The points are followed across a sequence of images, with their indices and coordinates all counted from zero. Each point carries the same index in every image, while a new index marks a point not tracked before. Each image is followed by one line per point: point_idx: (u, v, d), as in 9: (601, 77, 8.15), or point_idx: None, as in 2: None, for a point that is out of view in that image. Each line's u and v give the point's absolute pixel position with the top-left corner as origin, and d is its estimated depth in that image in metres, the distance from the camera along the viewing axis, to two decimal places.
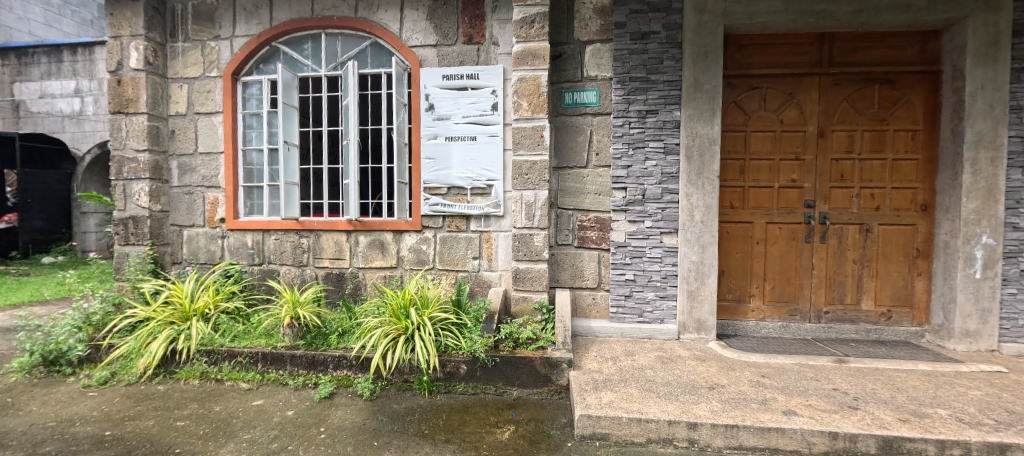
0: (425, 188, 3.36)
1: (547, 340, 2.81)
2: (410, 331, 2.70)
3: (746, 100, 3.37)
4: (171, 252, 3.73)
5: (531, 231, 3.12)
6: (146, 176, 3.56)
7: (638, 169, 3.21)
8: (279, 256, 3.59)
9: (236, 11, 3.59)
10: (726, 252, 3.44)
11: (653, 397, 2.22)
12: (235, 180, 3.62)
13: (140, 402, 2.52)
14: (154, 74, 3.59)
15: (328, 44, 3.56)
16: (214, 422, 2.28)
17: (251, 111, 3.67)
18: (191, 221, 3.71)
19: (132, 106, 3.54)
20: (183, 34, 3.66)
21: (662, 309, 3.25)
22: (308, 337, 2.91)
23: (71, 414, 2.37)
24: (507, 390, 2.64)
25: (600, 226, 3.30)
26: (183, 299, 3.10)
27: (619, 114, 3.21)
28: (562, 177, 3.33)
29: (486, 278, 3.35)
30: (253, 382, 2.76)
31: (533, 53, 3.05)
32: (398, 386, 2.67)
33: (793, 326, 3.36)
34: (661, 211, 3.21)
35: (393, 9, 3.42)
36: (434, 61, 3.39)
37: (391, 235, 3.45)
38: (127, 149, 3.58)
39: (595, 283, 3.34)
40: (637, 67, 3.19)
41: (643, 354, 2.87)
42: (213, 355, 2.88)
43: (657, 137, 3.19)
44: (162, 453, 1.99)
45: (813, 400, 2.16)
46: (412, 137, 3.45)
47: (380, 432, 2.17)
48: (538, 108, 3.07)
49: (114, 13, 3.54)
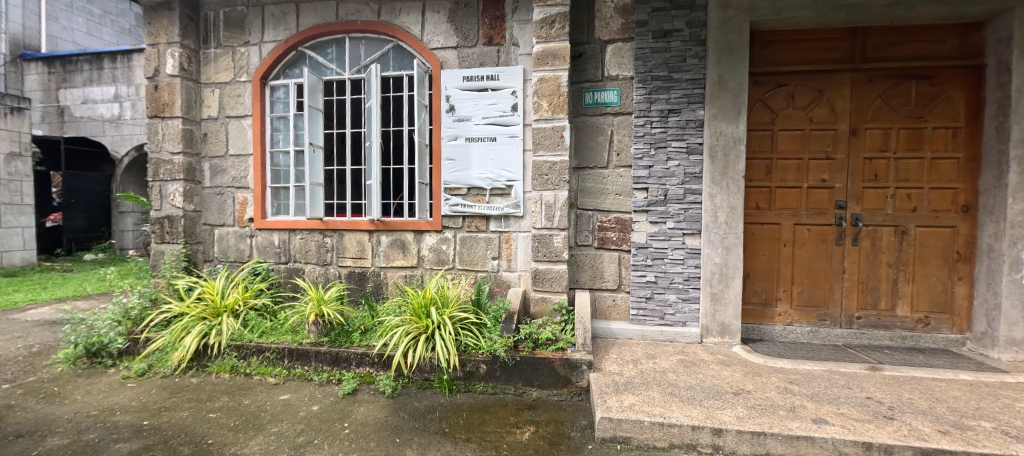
0: (446, 188, 3.40)
1: (567, 341, 2.80)
2: (431, 330, 2.73)
3: (772, 97, 3.27)
4: (203, 250, 3.89)
5: (551, 231, 3.12)
6: (180, 178, 3.72)
7: (660, 169, 3.16)
8: (304, 255, 3.69)
9: (264, 17, 3.71)
10: (751, 255, 3.35)
11: (676, 401, 2.18)
12: (263, 181, 3.74)
13: (175, 394, 2.63)
14: (188, 79, 3.75)
15: (352, 48, 3.64)
16: (244, 415, 2.36)
17: (278, 114, 3.78)
18: (222, 221, 3.85)
19: (168, 111, 3.71)
20: (215, 40, 3.81)
21: (684, 312, 3.19)
22: (332, 334, 2.98)
23: (112, 403, 2.50)
24: (527, 390, 2.64)
25: (621, 227, 3.26)
26: (214, 295, 3.22)
27: (641, 113, 3.17)
28: (581, 177, 3.31)
29: (506, 279, 3.36)
30: (280, 377, 2.85)
31: (553, 53, 3.04)
32: (419, 384, 2.71)
33: (822, 332, 3.25)
34: (684, 211, 3.15)
35: (415, 12, 3.47)
36: (454, 63, 3.42)
37: (412, 235, 3.50)
38: (163, 151, 3.75)
39: (615, 285, 3.31)
40: (659, 66, 3.14)
41: (665, 357, 2.82)
42: (242, 350, 2.99)
43: (680, 137, 3.14)
44: (196, 444, 2.08)
45: (846, 409, 2.08)
46: (433, 138, 3.48)
47: (402, 429, 2.20)
48: (558, 108, 3.06)
49: (152, 21, 3.71)
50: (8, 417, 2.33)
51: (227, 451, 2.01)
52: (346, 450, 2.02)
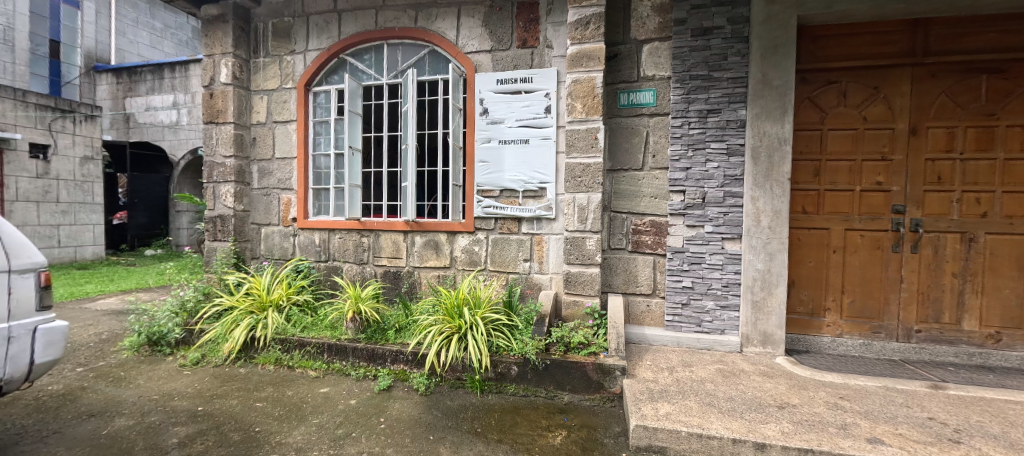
0: (479, 190, 3.44)
1: (599, 346, 2.75)
2: (463, 330, 2.77)
3: (822, 96, 3.10)
4: (251, 248, 4.12)
5: (584, 234, 3.08)
6: (232, 179, 3.96)
7: (698, 171, 3.06)
8: (342, 254, 3.84)
9: (309, 27, 3.90)
10: (797, 261, 3.18)
11: (714, 412, 2.10)
12: (306, 182, 3.92)
13: (226, 383, 2.81)
14: (240, 87, 3.99)
15: (390, 54, 3.76)
16: (287, 405, 2.48)
17: (320, 118, 3.95)
18: (268, 220, 4.06)
19: (221, 117, 3.95)
20: (264, 50, 4.03)
21: (723, 319, 3.07)
22: (369, 331, 3.08)
23: (171, 389, 2.69)
24: (558, 394, 2.62)
25: (656, 230, 3.19)
26: (261, 291, 3.40)
27: (678, 114, 3.09)
28: (615, 179, 3.26)
29: (537, 281, 3.35)
30: (320, 370, 2.97)
31: (588, 54, 3.01)
32: (451, 383, 2.75)
33: (876, 345, 3.04)
34: (723, 215, 3.03)
35: (450, 18, 3.54)
36: (488, 66, 3.45)
37: (446, 236, 3.56)
38: (217, 155, 4.01)
39: (650, 290, 3.23)
40: (698, 64, 3.05)
41: (702, 366, 2.72)
42: (286, 344, 3.13)
43: (719, 138, 3.03)
44: (245, 430, 2.20)
45: (905, 429, 1.93)
46: (466, 141, 3.53)
47: (435, 427, 2.24)
48: (592, 110, 3.03)
49: (209, 34, 3.98)
50: (82, 398, 2.56)
51: (272, 440, 2.12)
52: (381, 444, 2.07)
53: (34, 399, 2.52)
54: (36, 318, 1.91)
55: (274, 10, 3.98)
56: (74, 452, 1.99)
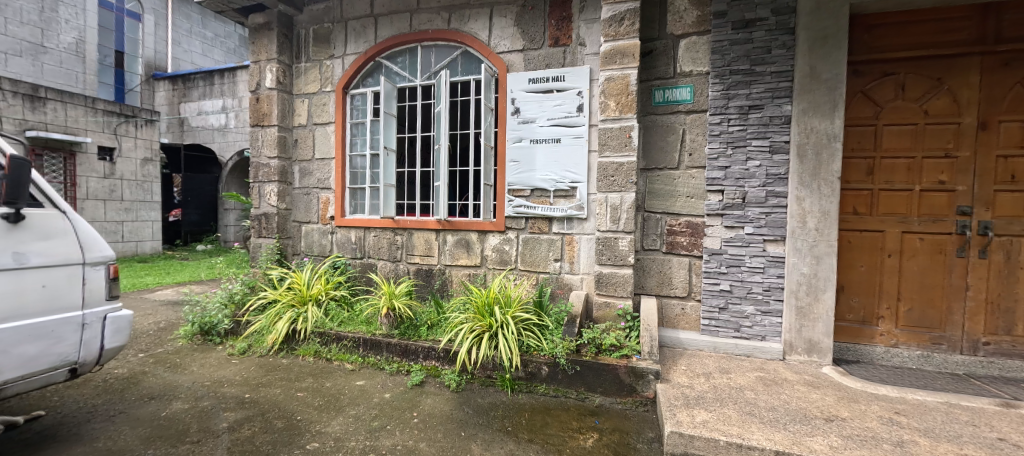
0: (510, 190, 3.45)
1: (632, 348, 2.69)
2: (494, 329, 2.79)
3: (876, 89, 2.90)
4: (292, 244, 4.31)
5: (616, 235, 3.03)
6: (275, 179, 4.17)
7: (738, 170, 2.93)
8: (377, 252, 3.95)
9: (347, 32, 4.03)
10: (846, 266, 2.99)
11: (755, 422, 2.01)
12: (343, 182, 4.06)
13: (270, 372, 2.96)
14: (284, 91, 4.18)
15: (423, 56, 3.83)
16: (326, 396, 2.58)
17: (357, 120, 4.08)
18: (308, 219, 4.24)
19: (267, 120, 4.17)
20: (305, 55, 4.21)
21: (763, 325, 2.93)
22: (402, 327, 3.16)
23: (220, 376, 2.86)
24: (589, 396, 2.59)
25: (692, 231, 3.09)
26: (302, 285, 3.56)
27: (717, 110, 2.97)
28: (649, 178, 3.19)
29: (568, 282, 3.32)
30: (356, 364, 3.07)
31: (622, 51, 2.96)
32: (481, 381, 2.78)
33: (936, 358, 2.81)
34: (765, 216, 2.89)
35: (483, 19, 3.56)
36: (520, 65, 3.45)
37: (477, 235, 3.59)
38: (262, 156, 4.22)
39: (685, 292, 3.13)
40: (739, 59, 2.92)
41: (741, 373, 2.61)
42: (324, 337, 3.27)
43: (761, 135, 2.89)
44: (288, 418, 2.31)
45: (971, 450, 1.78)
46: (498, 140, 3.54)
47: (467, 424, 2.27)
48: (626, 108, 2.97)
49: (255, 41, 4.20)
50: (143, 381, 2.76)
51: (312, 428, 2.21)
52: (414, 438, 2.12)
53: (103, 381, 2.75)
54: (106, 306, 2.08)
55: (315, 17, 4.16)
56: (137, 431, 2.16)
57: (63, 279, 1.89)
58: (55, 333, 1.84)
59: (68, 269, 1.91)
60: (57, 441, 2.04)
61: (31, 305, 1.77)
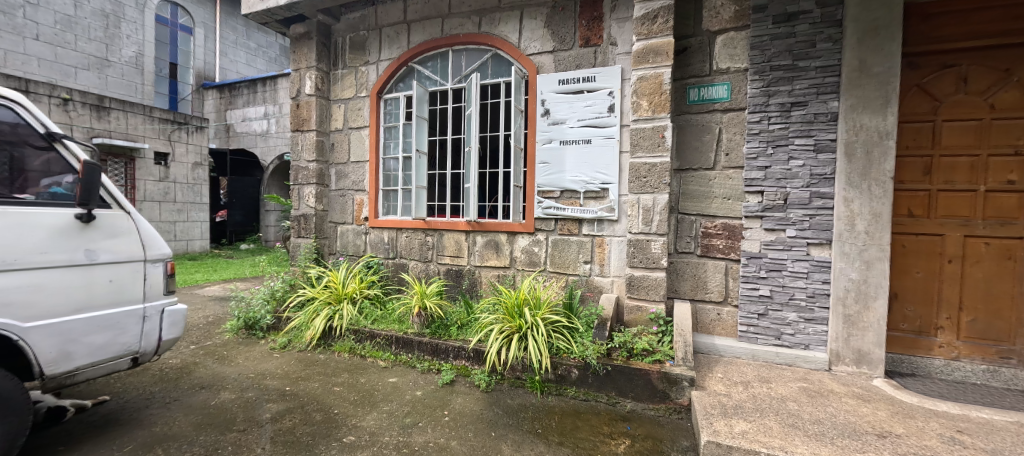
0: (540, 191, 3.44)
1: (664, 354, 2.63)
2: (524, 330, 2.79)
3: (934, 82, 2.71)
4: (328, 244, 4.48)
5: (649, 237, 2.96)
6: (314, 182, 4.35)
7: (779, 170, 2.81)
8: (408, 252, 4.04)
9: (382, 39, 4.16)
10: (900, 271, 2.80)
11: (798, 435, 1.91)
12: (377, 184, 4.18)
13: (308, 367, 3.08)
14: (322, 97, 4.36)
15: (454, 59, 3.89)
16: (361, 391, 2.67)
17: (390, 123, 4.18)
18: (344, 219, 4.39)
19: (306, 125, 4.36)
20: (342, 62, 4.37)
21: (807, 333, 2.79)
22: (433, 327, 3.22)
23: (263, 369, 3.01)
24: (620, 401, 2.54)
25: (729, 234, 2.98)
26: (337, 284, 3.69)
27: (756, 108, 2.86)
28: (683, 179, 3.10)
29: (598, 284, 3.28)
30: (389, 361, 3.15)
31: (655, 49, 2.90)
32: (511, 381, 2.79)
33: (1005, 374, 2.58)
34: (809, 218, 2.75)
35: (513, 21, 3.59)
36: (550, 66, 3.45)
37: (506, 236, 3.61)
38: (302, 159, 4.41)
39: (721, 297, 3.03)
40: (780, 54, 2.80)
41: (782, 383, 2.49)
42: (359, 334, 3.37)
43: (805, 133, 2.75)
44: (326, 411, 2.40)
45: None
46: (528, 142, 3.53)
47: (497, 424, 2.28)
48: (659, 107, 2.91)
49: (296, 50, 4.40)
50: (195, 371, 2.95)
51: (348, 422, 2.28)
52: (445, 436, 2.15)
53: (159, 370, 2.95)
54: (163, 300, 2.22)
55: (351, 25, 4.31)
56: (189, 418, 2.30)
57: (126, 274, 2.05)
58: (120, 324, 2.00)
59: (131, 265, 2.07)
60: (121, 425, 2.21)
61: (99, 298, 1.94)
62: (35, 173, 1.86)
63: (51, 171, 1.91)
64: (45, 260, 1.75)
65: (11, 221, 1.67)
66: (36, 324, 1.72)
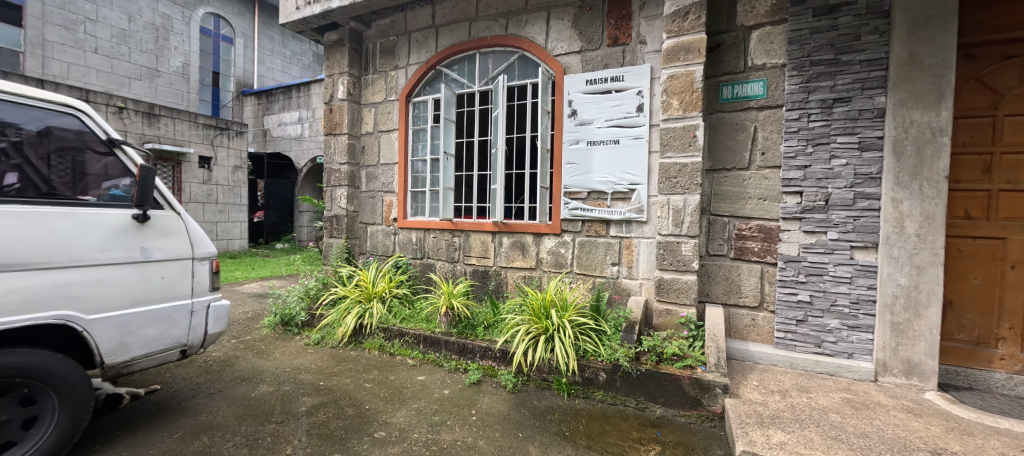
0: (567, 192, 3.42)
1: (696, 359, 2.55)
2: (550, 332, 2.78)
3: (995, 74, 2.52)
4: (359, 244, 4.60)
5: (679, 239, 2.89)
6: (345, 184, 4.49)
7: (820, 169, 2.68)
8: (436, 252, 4.11)
9: (411, 43, 4.25)
10: (956, 277, 2.62)
11: (842, 448, 1.82)
12: (405, 185, 4.26)
13: (340, 363, 3.18)
14: (353, 102, 4.50)
15: (481, 62, 3.92)
16: (391, 388, 2.73)
17: (419, 126, 4.27)
18: (374, 220, 4.51)
19: (339, 128, 4.51)
20: (372, 67, 4.50)
21: (850, 341, 2.64)
22: (460, 326, 3.26)
23: (299, 364, 3.13)
24: (650, 406, 2.49)
25: (765, 236, 2.87)
26: (368, 283, 3.79)
27: (794, 105, 2.75)
28: (716, 180, 3.01)
29: (626, 286, 3.23)
30: (417, 359, 3.21)
31: (686, 46, 2.83)
32: (537, 383, 2.78)
33: None
34: (852, 220, 2.61)
35: (540, 22, 3.59)
36: (578, 67, 3.42)
37: (532, 237, 3.61)
38: (334, 162, 4.56)
39: (756, 302, 2.92)
40: (821, 48, 2.68)
41: (823, 393, 2.37)
42: (388, 332, 3.45)
43: (849, 130, 2.62)
44: (358, 407, 2.47)
45: None
46: (554, 143, 3.52)
47: (524, 425, 2.28)
48: (690, 106, 2.83)
49: (329, 56, 4.56)
50: (236, 364, 3.10)
51: (379, 418, 2.34)
52: (473, 435, 2.17)
53: (204, 362, 3.12)
54: (209, 296, 2.34)
55: (381, 31, 4.42)
56: (232, 409, 2.42)
57: (177, 271, 2.17)
58: (170, 318, 2.13)
59: (181, 263, 2.20)
60: (170, 413, 2.35)
61: (153, 293, 2.07)
62: (95, 176, 1.99)
63: (109, 174, 2.04)
64: (105, 257, 1.90)
65: (76, 222, 1.83)
66: (97, 317, 1.87)
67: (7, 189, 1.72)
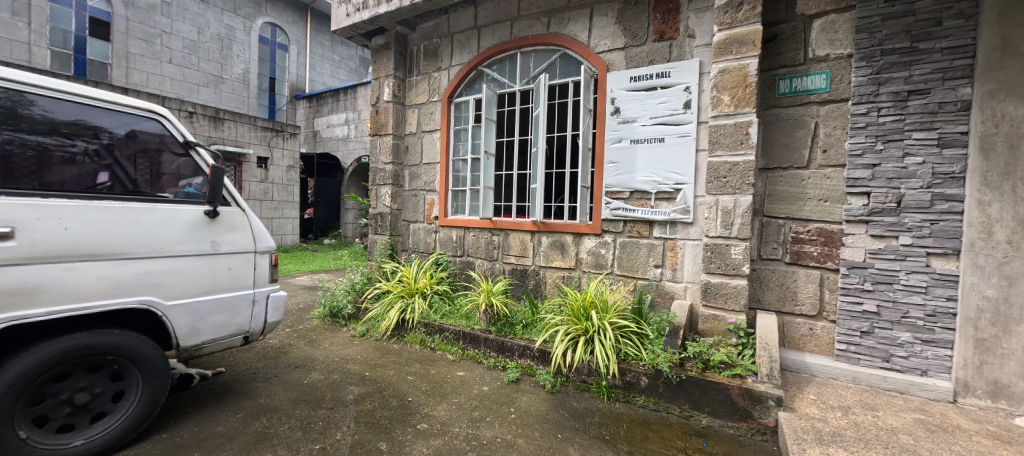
0: (608, 192, 3.35)
1: (746, 368, 2.42)
2: (590, 333, 2.74)
3: None
4: (402, 241, 4.75)
5: (728, 242, 2.75)
6: (390, 182, 4.65)
7: (891, 168, 2.46)
8: (475, 251, 4.17)
9: (453, 45, 4.33)
10: None
11: None
12: (447, 184, 4.35)
13: (384, 355, 3.30)
14: (398, 103, 4.65)
15: (523, 61, 3.92)
16: (432, 382, 2.80)
17: (460, 126, 4.34)
18: (416, 218, 4.64)
19: (384, 129, 4.68)
20: (416, 70, 4.62)
21: (924, 357, 2.41)
22: (498, 324, 3.30)
23: (346, 354, 3.28)
24: (695, 414, 2.39)
25: (825, 240, 2.68)
26: (410, 279, 3.92)
27: (862, 99, 2.54)
28: (770, 179, 2.84)
29: (670, 289, 3.13)
30: (456, 355, 3.26)
31: (739, 39, 2.69)
32: (576, 385, 2.75)
33: None
34: (929, 224, 2.38)
35: (583, 20, 3.54)
36: (621, 63, 3.35)
37: (572, 237, 3.57)
38: (380, 162, 4.74)
39: (814, 310, 2.73)
40: (895, 35, 2.46)
41: (892, 413, 2.18)
42: (429, 327, 3.54)
43: (926, 125, 2.38)
44: (401, 398, 2.56)
45: None
46: (596, 142, 3.46)
47: (563, 426, 2.27)
48: (742, 102, 2.69)
49: (377, 60, 4.74)
50: (290, 352, 3.30)
51: (422, 410, 2.41)
52: (512, 433, 2.19)
53: (263, 348, 3.35)
54: (269, 287, 2.50)
55: (426, 34, 4.54)
56: (287, 393, 2.59)
57: (241, 263, 2.34)
58: (235, 306, 2.30)
59: (244, 256, 2.36)
60: (234, 394, 2.54)
61: (221, 283, 2.25)
62: (170, 176, 2.17)
63: (183, 173, 2.23)
64: (182, 249, 2.09)
65: (159, 216, 2.02)
66: (175, 303, 2.06)
67: (99, 187, 1.93)
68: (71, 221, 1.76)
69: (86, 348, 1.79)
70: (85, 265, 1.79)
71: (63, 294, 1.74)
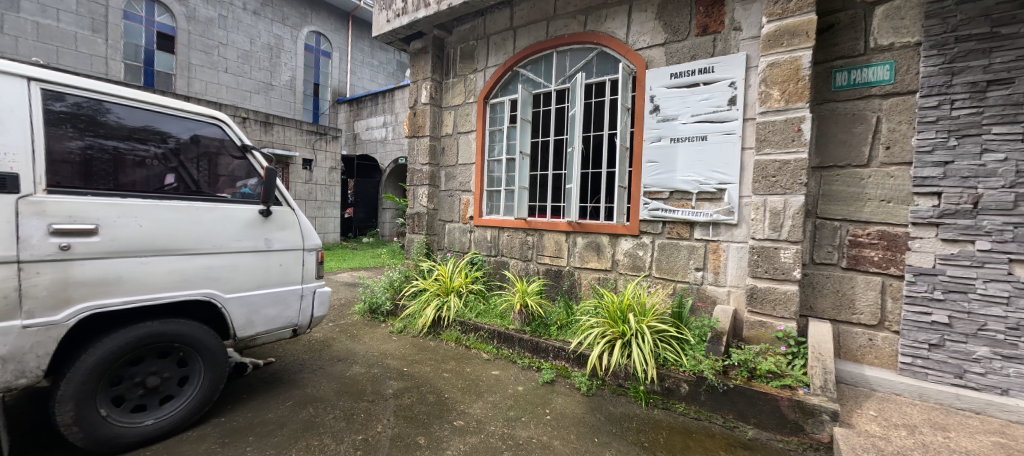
0: (647, 192, 3.27)
1: (796, 379, 2.29)
2: (627, 337, 2.68)
3: None
4: (437, 240, 4.85)
5: (777, 244, 2.61)
6: (426, 183, 4.75)
7: (967, 166, 2.24)
8: (509, 251, 4.19)
9: (489, 46, 4.37)
10: None
11: None
12: (482, 185, 4.40)
13: (421, 351, 3.39)
14: (435, 105, 4.74)
15: (559, 60, 3.89)
16: (467, 380, 2.83)
17: (496, 127, 4.37)
18: (451, 218, 4.72)
19: (422, 131, 4.79)
20: (453, 72, 4.70)
21: (1004, 375, 2.18)
22: (533, 325, 3.30)
23: (385, 349, 3.39)
24: (740, 425, 2.28)
25: (887, 244, 2.48)
26: (446, 277, 3.99)
27: (931, 90, 2.33)
28: (825, 178, 2.67)
29: (711, 294, 3.00)
30: (491, 354, 3.29)
31: (791, 30, 2.54)
32: (613, 388, 2.70)
33: None
34: (1012, 228, 2.15)
35: (621, 16, 3.47)
36: (661, 60, 3.25)
37: (608, 238, 3.51)
38: (417, 163, 4.85)
39: (874, 320, 2.54)
40: (971, 20, 2.24)
41: (967, 435, 1.98)
42: (464, 325, 3.60)
43: (1008, 119, 2.16)
44: (438, 394, 2.61)
45: None
46: (635, 141, 3.38)
47: (600, 430, 2.23)
48: (794, 96, 2.54)
49: (415, 63, 4.86)
50: (334, 346, 3.45)
51: (458, 408, 2.45)
52: (548, 435, 2.18)
53: (308, 341, 3.52)
54: (315, 283, 2.63)
55: (462, 37, 4.60)
56: (331, 385, 2.70)
57: (291, 260, 2.47)
58: (285, 300, 2.43)
59: (294, 253, 2.49)
60: (283, 384, 2.69)
61: (272, 278, 2.38)
62: (227, 177, 2.32)
63: (239, 175, 2.38)
64: (239, 246, 2.24)
65: (218, 215, 2.17)
66: (233, 296, 2.21)
67: (167, 188, 2.10)
68: (145, 219, 1.93)
69: (156, 335, 1.96)
70: (157, 259, 1.96)
71: (138, 285, 1.91)
